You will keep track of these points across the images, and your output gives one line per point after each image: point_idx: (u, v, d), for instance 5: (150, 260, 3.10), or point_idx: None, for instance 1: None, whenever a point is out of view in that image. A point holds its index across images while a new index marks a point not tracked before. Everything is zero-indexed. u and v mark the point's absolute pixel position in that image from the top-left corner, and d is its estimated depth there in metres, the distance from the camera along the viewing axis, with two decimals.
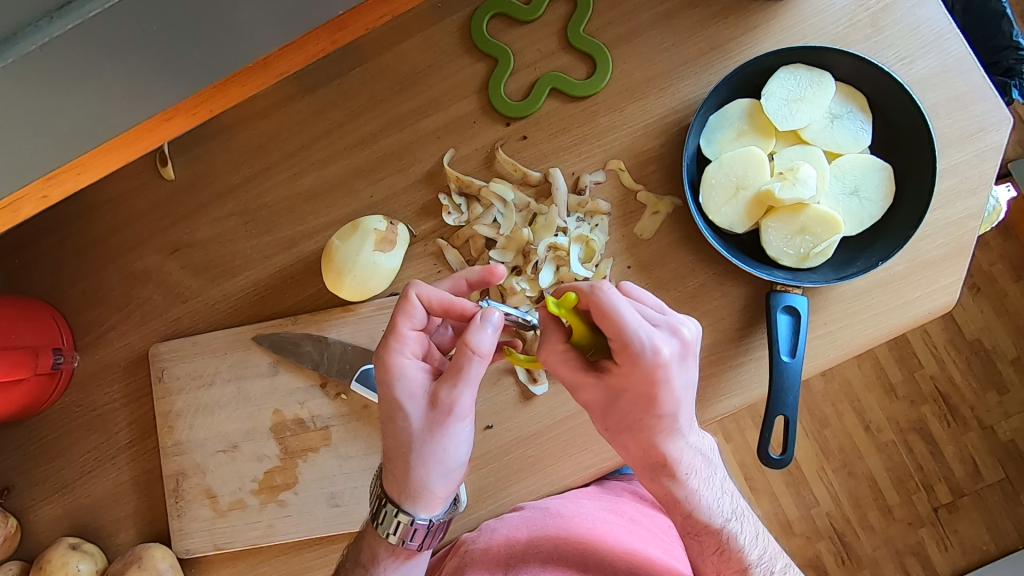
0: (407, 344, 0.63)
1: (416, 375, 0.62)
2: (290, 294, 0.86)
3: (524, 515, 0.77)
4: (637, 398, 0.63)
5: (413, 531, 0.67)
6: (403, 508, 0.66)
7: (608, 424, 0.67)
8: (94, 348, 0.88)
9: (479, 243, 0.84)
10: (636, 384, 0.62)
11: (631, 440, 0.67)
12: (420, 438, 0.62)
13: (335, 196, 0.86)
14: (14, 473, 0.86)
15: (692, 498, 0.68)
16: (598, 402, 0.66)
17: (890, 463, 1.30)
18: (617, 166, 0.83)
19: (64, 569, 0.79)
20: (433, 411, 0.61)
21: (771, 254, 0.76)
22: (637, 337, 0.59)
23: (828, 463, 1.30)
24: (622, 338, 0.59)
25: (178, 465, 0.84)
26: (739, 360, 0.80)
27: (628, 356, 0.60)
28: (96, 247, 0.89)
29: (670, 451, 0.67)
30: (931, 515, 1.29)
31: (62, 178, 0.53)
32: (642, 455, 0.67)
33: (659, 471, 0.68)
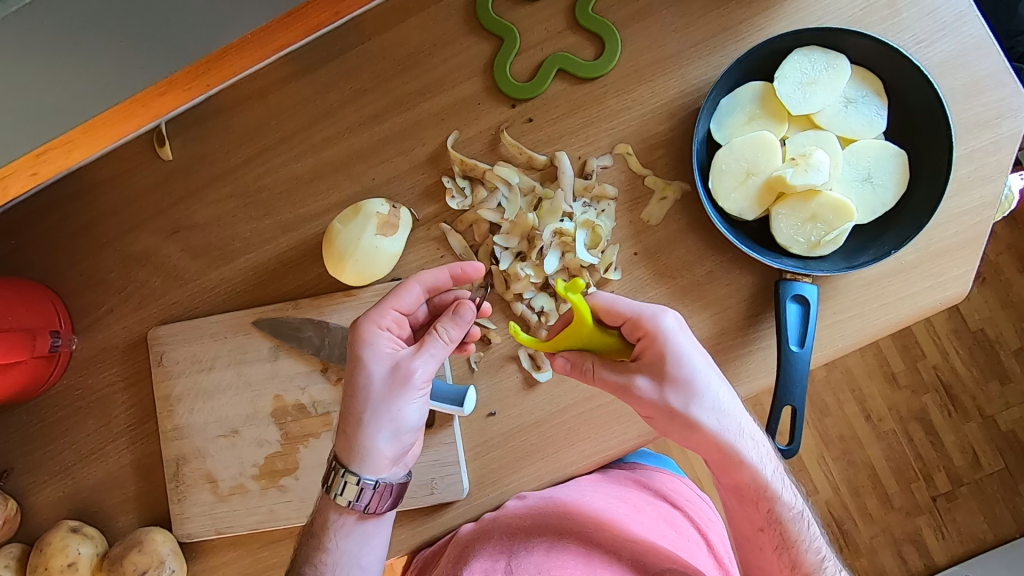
0: (390, 314, 0.66)
1: (387, 340, 0.64)
2: (291, 278, 0.85)
3: (526, 503, 0.76)
4: (682, 372, 0.62)
5: (362, 491, 0.65)
6: (352, 468, 0.64)
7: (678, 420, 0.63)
8: (93, 331, 0.87)
9: (483, 228, 0.82)
10: (671, 365, 0.62)
11: (704, 429, 0.63)
12: (379, 399, 0.62)
13: (336, 178, 0.84)
14: (13, 456, 0.86)
15: (775, 484, 0.66)
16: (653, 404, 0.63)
17: (890, 452, 1.30)
18: (624, 151, 0.81)
19: (64, 552, 0.78)
20: (393, 376, 0.62)
21: (781, 242, 0.75)
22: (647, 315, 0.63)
23: (827, 451, 1.30)
24: (631, 316, 0.64)
25: (178, 449, 0.84)
26: (746, 350, 0.79)
27: (645, 328, 0.63)
28: (94, 229, 0.87)
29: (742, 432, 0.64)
30: (929, 504, 1.29)
31: (53, 155, 0.50)
32: (717, 445, 0.64)
33: (742, 455, 0.64)
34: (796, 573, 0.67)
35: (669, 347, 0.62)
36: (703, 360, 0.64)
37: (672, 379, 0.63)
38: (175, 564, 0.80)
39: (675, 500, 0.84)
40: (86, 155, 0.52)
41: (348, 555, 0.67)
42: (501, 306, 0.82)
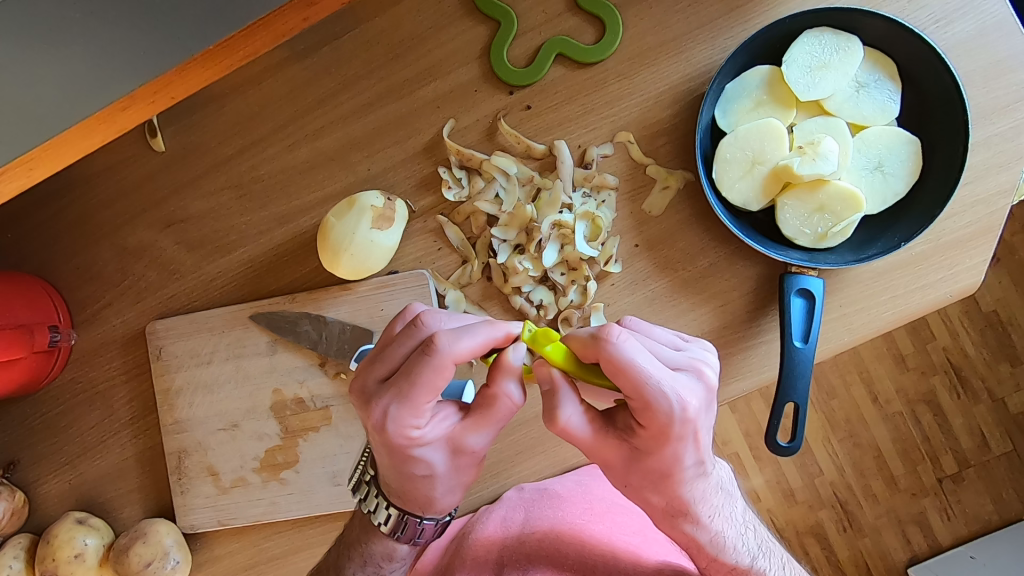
0: (425, 409, 0.56)
1: (438, 429, 0.58)
2: (287, 271, 0.84)
3: (522, 496, 0.77)
4: (663, 462, 0.57)
5: (420, 529, 0.66)
6: (426, 517, 0.65)
7: (633, 490, 0.61)
8: (91, 325, 0.87)
9: (480, 220, 0.80)
10: (655, 457, 0.57)
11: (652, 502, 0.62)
12: (447, 478, 0.62)
13: (331, 169, 0.83)
14: (18, 448, 0.87)
15: (710, 552, 0.66)
16: (617, 469, 0.60)
17: (896, 433, 1.29)
18: (625, 139, 0.78)
19: (71, 543, 0.80)
20: (458, 455, 0.60)
21: (786, 233, 0.73)
22: (658, 413, 0.52)
23: (833, 433, 1.29)
24: (640, 398, 0.52)
25: (179, 443, 0.84)
26: (749, 343, 0.77)
27: (649, 418, 0.53)
28: (89, 222, 0.86)
29: (691, 513, 0.63)
30: (935, 485, 1.28)
31: (14, 175, 0.53)
32: (662, 515, 0.64)
33: (681, 528, 0.64)
34: None
35: (657, 450, 0.56)
36: (692, 461, 0.58)
37: (649, 463, 0.57)
38: (179, 554, 0.81)
39: None
40: (45, 170, 0.56)
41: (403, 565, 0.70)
42: (500, 299, 0.81)
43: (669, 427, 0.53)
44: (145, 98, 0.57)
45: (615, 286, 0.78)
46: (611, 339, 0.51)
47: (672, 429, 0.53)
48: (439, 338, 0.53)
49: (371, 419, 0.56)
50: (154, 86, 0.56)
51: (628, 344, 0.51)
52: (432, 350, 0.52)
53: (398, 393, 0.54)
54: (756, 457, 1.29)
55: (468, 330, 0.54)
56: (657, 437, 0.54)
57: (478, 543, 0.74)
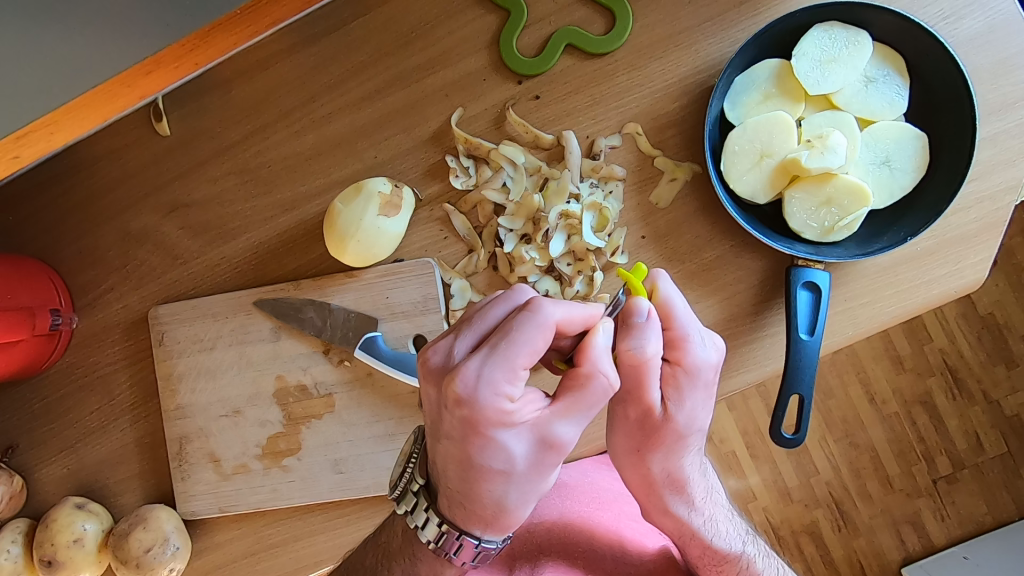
0: (519, 377, 0.51)
1: (527, 410, 0.52)
2: (291, 258, 0.83)
3: None
4: (690, 413, 0.59)
5: (473, 551, 0.60)
6: (484, 538, 0.59)
7: (646, 452, 0.61)
8: (93, 310, 0.86)
9: (487, 209, 0.80)
10: (682, 408, 0.59)
11: (652, 471, 0.62)
12: (526, 478, 0.54)
13: (337, 156, 0.82)
14: (17, 433, 0.86)
15: (705, 532, 0.67)
16: (643, 425, 0.60)
17: (892, 433, 1.29)
18: (634, 130, 0.78)
19: (70, 528, 0.79)
20: (543, 449, 0.53)
21: (793, 226, 0.73)
22: (696, 351, 0.58)
23: (829, 432, 1.30)
24: (678, 332, 0.58)
25: (181, 429, 0.84)
26: (754, 336, 0.77)
27: (682, 356, 0.58)
28: (92, 205, 0.86)
29: (687, 485, 0.64)
30: (930, 486, 1.29)
31: (33, 138, 0.54)
32: (669, 483, 0.64)
33: (672, 507, 0.65)
34: None
35: (687, 398, 0.59)
36: (705, 421, 0.61)
37: (677, 415, 0.59)
38: (179, 541, 0.80)
39: None
40: (64, 137, 0.57)
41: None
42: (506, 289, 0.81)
43: (701, 369, 0.58)
44: (160, 67, 0.58)
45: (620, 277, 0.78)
46: (659, 279, 0.57)
47: (699, 371, 0.58)
48: (543, 300, 0.52)
49: (459, 383, 0.50)
50: (171, 53, 0.57)
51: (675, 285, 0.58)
52: (534, 310, 0.51)
53: (496, 351, 0.51)
54: (753, 454, 1.29)
55: (568, 306, 0.54)
56: (688, 381, 0.58)
57: None
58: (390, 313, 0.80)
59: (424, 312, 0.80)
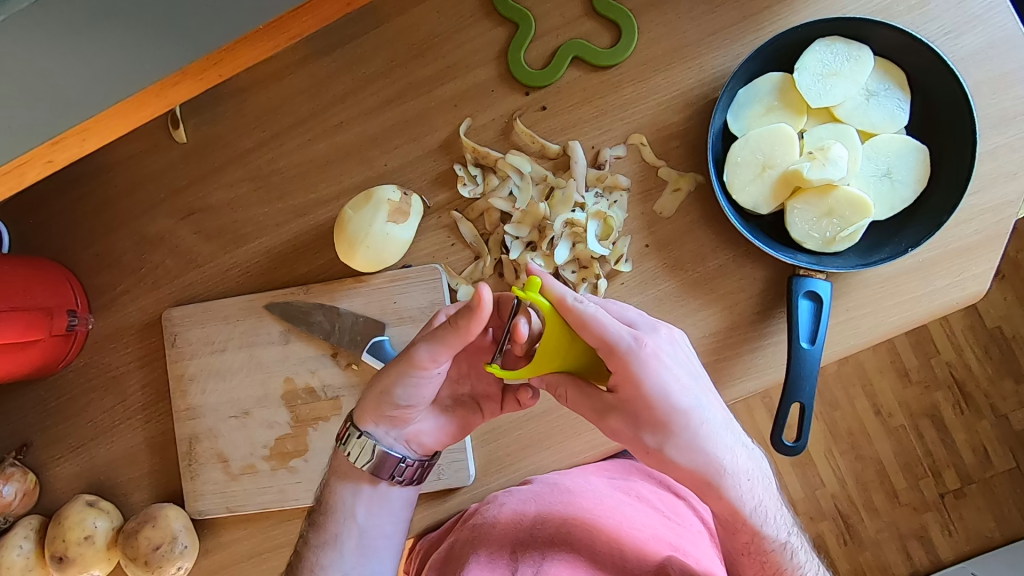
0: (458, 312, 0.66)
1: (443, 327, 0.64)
2: (302, 262, 0.85)
3: (532, 490, 0.77)
4: (653, 413, 0.61)
5: (379, 460, 0.69)
6: (363, 429, 0.69)
7: (654, 455, 0.63)
8: (108, 310, 0.89)
9: (494, 217, 0.82)
10: (646, 409, 0.61)
11: (680, 466, 0.62)
12: (391, 368, 0.65)
13: (348, 164, 0.85)
14: (32, 430, 0.88)
15: (756, 518, 0.64)
16: (627, 438, 0.64)
17: (898, 446, 1.29)
18: (638, 141, 0.80)
19: (81, 525, 0.80)
20: (412, 367, 0.62)
21: (795, 237, 0.74)
22: (624, 347, 0.59)
23: (835, 444, 1.30)
24: (606, 347, 0.59)
25: (191, 429, 0.85)
26: (757, 344, 0.78)
27: (618, 365, 0.60)
28: (111, 209, 0.89)
29: (721, 468, 0.62)
30: (937, 500, 1.28)
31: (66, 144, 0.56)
32: (692, 474, 0.62)
33: (719, 494, 0.63)
34: None
35: (642, 394, 0.60)
36: (685, 399, 0.61)
37: (645, 417, 0.62)
38: (187, 540, 0.81)
39: (680, 490, 0.83)
40: (96, 141, 0.60)
41: (377, 527, 0.72)
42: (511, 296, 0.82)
43: (641, 360, 0.60)
44: (189, 75, 0.60)
45: (625, 285, 0.79)
46: (562, 293, 0.58)
47: (642, 371, 0.60)
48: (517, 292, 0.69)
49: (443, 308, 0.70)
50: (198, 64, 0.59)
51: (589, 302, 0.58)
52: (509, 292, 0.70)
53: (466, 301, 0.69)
54: None
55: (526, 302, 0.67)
56: (638, 369, 0.60)
57: (493, 537, 0.73)
58: (397, 318, 0.82)
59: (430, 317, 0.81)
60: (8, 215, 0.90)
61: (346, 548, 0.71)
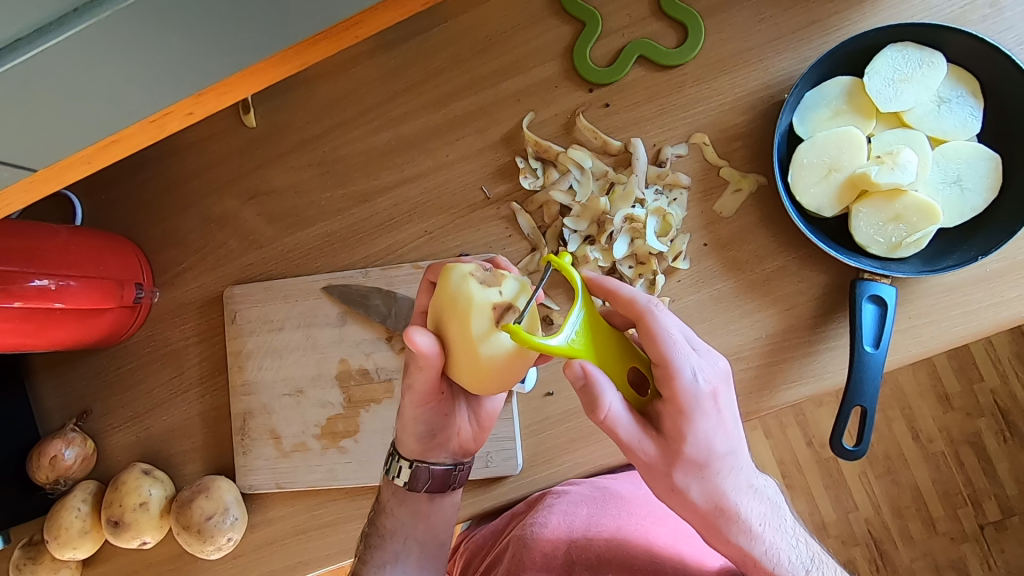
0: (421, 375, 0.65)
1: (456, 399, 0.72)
2: (360, 247, 0.87)
3: (581, 492, 0.79)
4: (697, 448, 0.55)
5: (427, 475, 0.72)
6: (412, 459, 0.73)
7: (666, 491, 0.57)
8: (172, 286, 0.92)
9: (553, 210, 0.82)
10: (685, 445, 0.55)
11: (695, 503, 0.58)
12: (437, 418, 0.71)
13: (410, 153, 0.87)
14: (92, 399, 0.91)
15: (767, 561, 0.60)
16: (654, 469, 0.57)
17: (937, 474, 1.25)
18: (701, 140, 0.80)
19: (137, 492, 0.83)
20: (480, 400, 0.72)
21: (859, 241, 0.73)
22: (685, 380, 0.53)
23: (870, 468, 1.27)
24: (666, 364, 0.54)
25: (245, 404, 0.87)
26: (814, 348, 0.77)
27: (674, 388, 0.54)
28: (179, 189, 0.92)
29: (736, 513, 0.58)
30: (977, 532, 1.24)
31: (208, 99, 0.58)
32: (705, 514, 0.58)
33: (732, 536, 0.59)
34: None
35: (689, 431, 0.54)
36: (723, 444, 0.56)
37: (685, 451, 0.55)
38: (238, 512, 0.83)
39: None
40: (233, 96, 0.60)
41: (429, 529, 0.76)
42: (565, 289, 0.82)
43: (696, 398, 0.54)
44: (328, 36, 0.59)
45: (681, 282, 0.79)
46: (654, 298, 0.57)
47: (695, 400, 0.54)
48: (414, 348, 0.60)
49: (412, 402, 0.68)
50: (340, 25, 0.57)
51: (671, 316, 0.56)
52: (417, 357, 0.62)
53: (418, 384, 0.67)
54: (789, 484, 1.27)
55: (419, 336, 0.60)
56: (688, 410, 0.54)
57: (541, 546, 0.76)
58: None
59: None
60: (80, 191, 0.94)
61: (412, 534, 0.75)
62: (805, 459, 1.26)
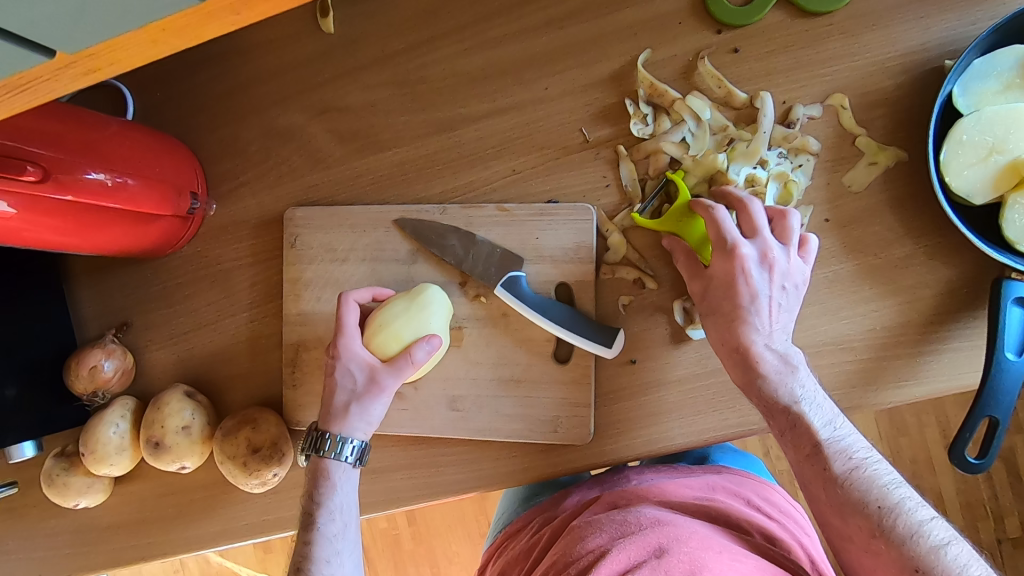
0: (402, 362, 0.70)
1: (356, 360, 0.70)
2: (437, 180, 0.79)
3: (611, 526, 0.65)
4: (730, 280, 0.65)
5: (353, 449, 0.69)
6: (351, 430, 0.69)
7: (714, 330, 0.66)
8: (227, 200, 0.85)
9: (661, 162, 0.74)
10: (727, 281, 0.65)
11: (734, 339, 0.64)
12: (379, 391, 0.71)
13: (504, 82, 0.78)
14: (134, 311, 0.86)
15: (807, 417, 0.62)
16: (703, 305, 0.67)
17: (962, 484, 1.21)
18: (839, 102, 0.71)
19: (180, 414, 0.78)
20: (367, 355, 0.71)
21: (1008, 236, 0.65)
22: (731, 233, 0.64)
23: (894, 470, 1.22)
24: (724, 222, 0.65)
25: (299, 336, 0.82)
26: (932, 348, 0.70)
27: (729, 238, 0.65)
28: (242, 95, 0.84)
29: (765, 358, 0.63)
30: (992, 545, 1.20)
31: None
32: (744, 374, 0.64)
33: (759, 382, 0.63)
34: (853, 517, 0.58)
35: (729, 267, 0.64)
36: (759, 288, 0.64)
37: (721, 285, 0.65)
38: (285, 448, 0.78)
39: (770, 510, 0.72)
40: None
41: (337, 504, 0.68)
42: (661, 251, 0.75)
43: (737, 248, 0.64)
44: None
45: None
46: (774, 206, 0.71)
47: (745, 245, 0.64)
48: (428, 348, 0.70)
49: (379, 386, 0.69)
50: None
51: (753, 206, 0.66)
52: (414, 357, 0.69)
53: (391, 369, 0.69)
54: None
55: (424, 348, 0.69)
56: (733, 269, 0.64)
57: None
58: (537, 255, 0.76)
59: (573, 261, 0.75)
60: (134, 84, 0.86)
61: (341, 513, 0.68)
62: None
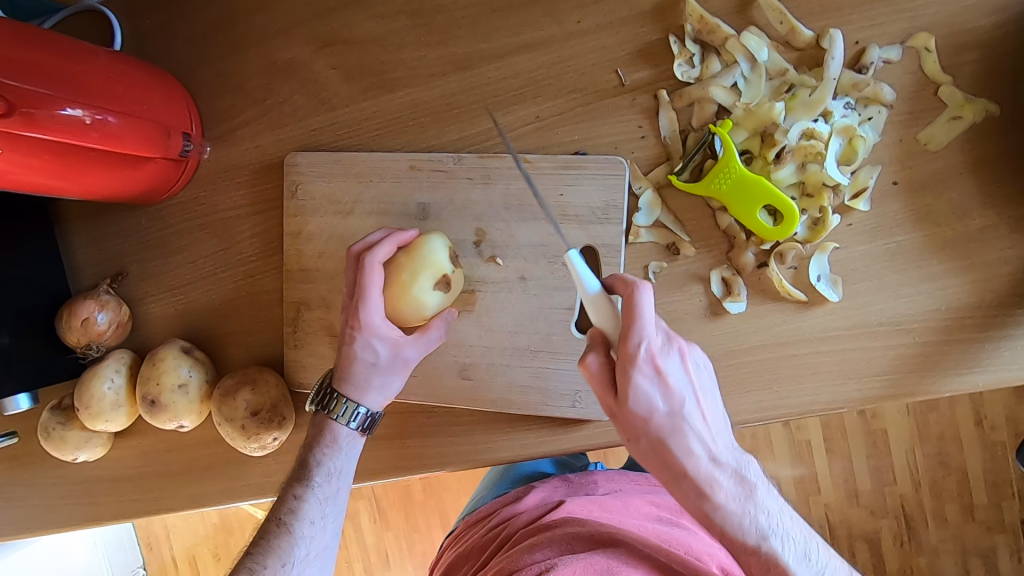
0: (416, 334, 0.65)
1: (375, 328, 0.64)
2: (452, 126, 0.71)
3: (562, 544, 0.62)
4: (653, 390, 0.51)
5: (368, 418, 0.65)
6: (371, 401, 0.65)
7: (648, 457, 0.53)
8: (223, 143, 0.78)
9: (707, 111, 0.65)
10: (660, 396, 0.51)
11: (677, 466, 0.51)
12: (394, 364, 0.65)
13: (531, 13, 0.68)
14: (128, 260, 0.81)
15: (762, 539, 0.52)
16: (638, 431, 0.52)
17: (992, 463, 1.12)
18: (923, 44, 0.61)
19: (175, 372, 0.73)
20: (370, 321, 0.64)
21: None
22: (640, 316, 0.49)
23: (920, 445, 1.13)
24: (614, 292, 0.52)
25: (301, 293, 0.76)
26: (1003, 332, 0.62)
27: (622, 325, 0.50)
28: (240, 25, 0.76)
29: (708, 488, 0.51)
30: (1016, 525, 1.12)
31: None
32: (689, 500, 0.52)
33: (704, 509, 0.52)
34: None
35: (650, 375, 0.50)
36: (680, 387, 0.51)
37: (647, 401, 0.51)
38: (285, 411, 0.74)
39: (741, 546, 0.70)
40: None
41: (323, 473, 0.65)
42: (700, 213, 0.67)
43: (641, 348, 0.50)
44: None
45: (853, 227, 0.63)
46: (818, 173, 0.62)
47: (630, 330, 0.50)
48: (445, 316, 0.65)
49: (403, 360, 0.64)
50: None
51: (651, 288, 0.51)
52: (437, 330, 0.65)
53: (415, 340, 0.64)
54: (828, 448, 1.15)
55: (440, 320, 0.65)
56: (643, 386, 0.50)
57: None
58: (560, 214, 0.68)
59: (601, 222, 0.67)
60: (122, 9, 0.78)
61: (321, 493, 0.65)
62: (853, 426, 1.14)
